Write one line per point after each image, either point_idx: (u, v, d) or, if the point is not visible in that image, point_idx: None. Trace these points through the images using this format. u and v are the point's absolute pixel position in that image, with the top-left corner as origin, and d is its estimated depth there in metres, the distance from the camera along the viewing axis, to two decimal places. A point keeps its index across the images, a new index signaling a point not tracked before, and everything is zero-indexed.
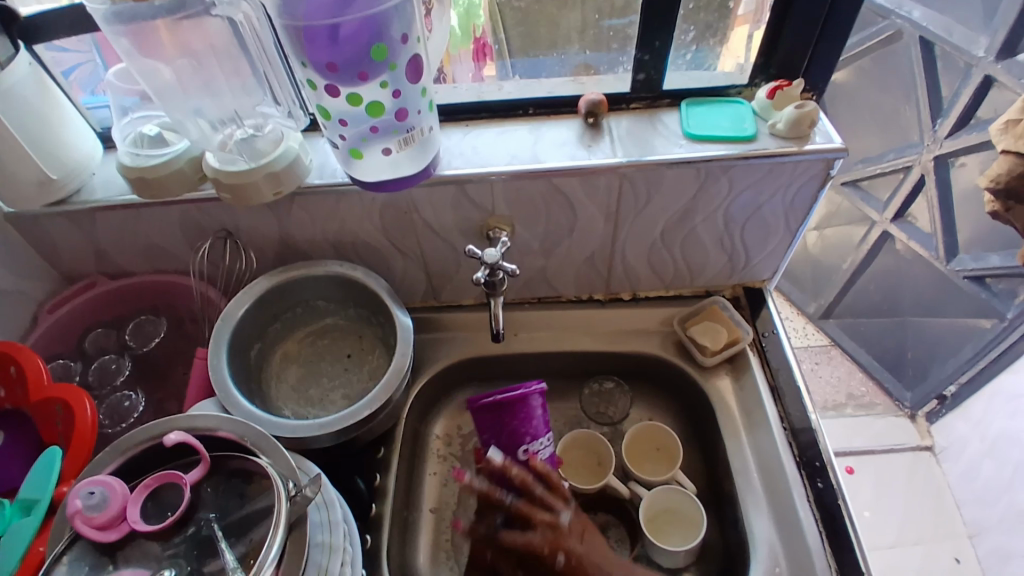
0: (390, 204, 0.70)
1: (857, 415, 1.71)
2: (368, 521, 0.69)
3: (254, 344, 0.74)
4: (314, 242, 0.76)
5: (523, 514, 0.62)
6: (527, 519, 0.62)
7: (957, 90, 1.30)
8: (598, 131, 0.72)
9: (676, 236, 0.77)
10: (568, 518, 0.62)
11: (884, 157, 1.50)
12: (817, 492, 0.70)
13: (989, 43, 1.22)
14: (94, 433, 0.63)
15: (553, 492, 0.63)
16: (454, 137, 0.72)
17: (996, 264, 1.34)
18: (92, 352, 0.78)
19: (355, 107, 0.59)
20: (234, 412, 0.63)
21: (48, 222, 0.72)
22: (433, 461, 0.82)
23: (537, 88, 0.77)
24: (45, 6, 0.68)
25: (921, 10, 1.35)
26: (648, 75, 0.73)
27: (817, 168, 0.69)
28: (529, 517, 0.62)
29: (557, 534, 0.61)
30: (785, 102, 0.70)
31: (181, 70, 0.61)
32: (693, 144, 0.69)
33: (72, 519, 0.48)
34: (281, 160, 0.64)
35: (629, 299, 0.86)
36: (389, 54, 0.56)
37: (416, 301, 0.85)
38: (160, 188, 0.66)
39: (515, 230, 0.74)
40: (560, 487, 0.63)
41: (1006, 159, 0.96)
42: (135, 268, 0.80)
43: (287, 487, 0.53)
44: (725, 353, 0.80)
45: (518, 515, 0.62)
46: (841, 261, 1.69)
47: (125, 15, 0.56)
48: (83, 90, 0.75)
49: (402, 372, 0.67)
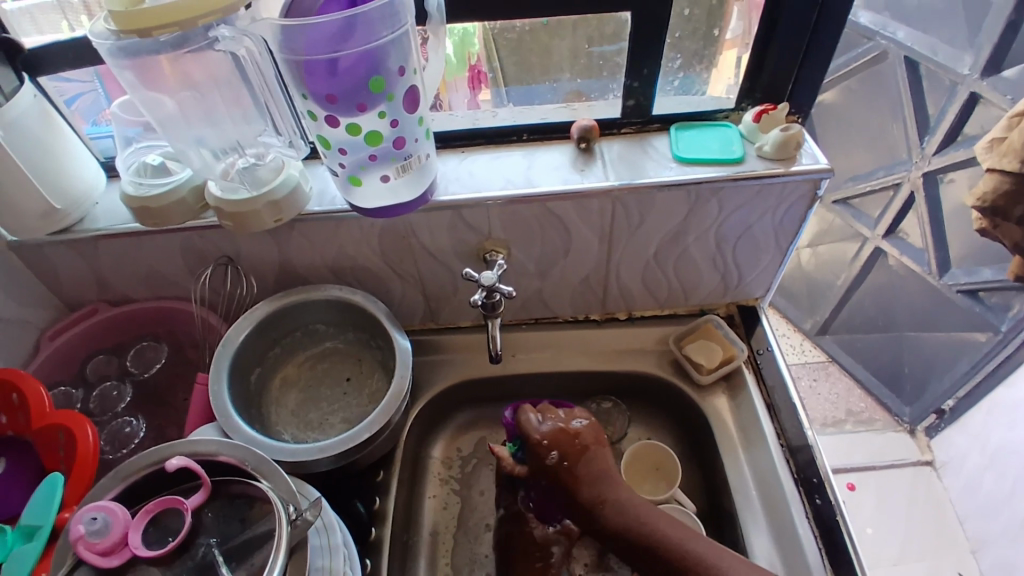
0: (388, 229, 0.71)
1: (857, 430, 1.71)
2: (368, 545, 0.69)
3: (254, 368, 0.75)
4: (313, 267, 0.77)
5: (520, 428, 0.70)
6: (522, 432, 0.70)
7: (944, 108, 1.33)
8: (591, 155, 0.74)
9: (669, 256, 0.78)
10: (580, 426, 0.69)
11: (874, 174, 1.53)
12: (815, 509, 0.71)
13: (974, 62, 1.25)
14: (96, 461, 0.63)
15: (553, 413, 0.71)
16: (450, 163, 0.74)
17: (989, 278, 1.36)
18: (94, 379, 0.79)
19: (354, 136, 0.61)
20: (234, 437, 0.64)
21: (51, 251, 0.74)
22: (433, 484, 0.83)
23: (531, 115, 0.79)
24: (47, 37, 0.70)
25: (905, 30, 1.37)
26: (638, 101, 0.76)
27: (804, 188, 0.71)
28: (530, 435, 0.69)
29: (554, 434, 0.68)
30: (771, 126, 0.72)
31: (184, 102, 0.63)
32: (683, 167, 0.71)
33: (75, 544, 0.49)
34: (282, 188, 0.65)
35: (625, 318, 0.87)
36: (386, 86, 0.58)
37: (414, 324, 0.86)
38: (161, 216, 0.67)
39: (511, 253, 0.76)
40: (565, 411, 0.72)
41: (990, 177, 0.99)
42: (136, 295, 0.81)
43: (289, 510, 0.53)
44: (720, 371, 0.81)
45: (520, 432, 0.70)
46: (836, 277, 1.71)
47: (130, 50, 0.57)
48: (85, 119, 0.77)
49: (401, 394, 0.68)
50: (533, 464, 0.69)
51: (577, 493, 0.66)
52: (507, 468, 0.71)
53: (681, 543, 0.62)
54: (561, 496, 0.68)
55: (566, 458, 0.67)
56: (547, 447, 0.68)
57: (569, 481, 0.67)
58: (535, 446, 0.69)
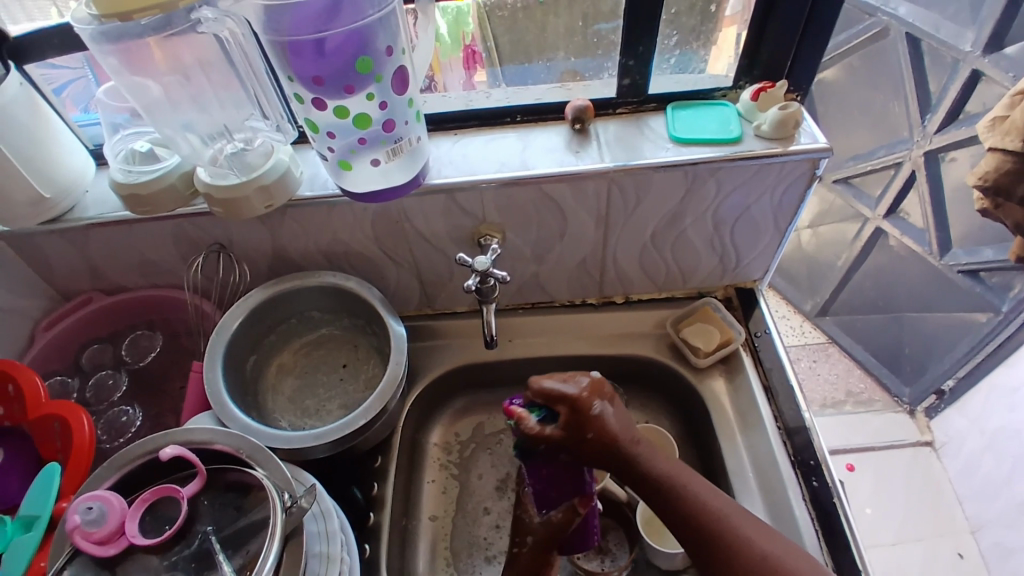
0: (381, 214, 0.71)
1: (856, 411, 1.71)
2: (365, 531, 0.70)
3: (249, 356, 0.74)
4: (306, 253, 0.76)
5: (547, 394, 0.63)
6: (556, 397, 0.63)
7: (945, 86, 1.31)
8: (586, 136, 0.73)
9: (666, 239, 0.77)
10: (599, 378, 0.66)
11: (875, 153, 1.51)
12: (811, 491, 0.71)
13: (976, 38, 1.23)
14: (93, 450, 0.63)
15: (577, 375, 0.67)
16: (443, 145, 0.73)
17: (990, 258, 1.35)
18: (89, 368, 0.78)
19: (342, 119, 0.60)
20: (229, 425, 0.63)
21: (41, 240, 0.73)
22: (431, 469, 0.83)
23: (525, 95, 0.77)
24: (36, 24, 0.69)
25: (907, 6, 1.35)
26: (633, 80, 0.74)
27: (804, 168, 0.70)
28: (567, 395, 0.63)
29: (593, 385, 0.64)
30: (769, 104, 0.71)
31: (170, 87, 0.62)
32: (679, 147, 0.69)
33: (71, 534, 0.48)
34: (272, 173, 0.64)
35: (622, 301, 0.87)
36: (374, 66, 0.57)
37: (410, 309, 0.86)
38: (152, 203, 0.66)
39: (506, 236, 0.75)
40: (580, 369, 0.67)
41: (992, 156, 0.97)
42: (130, 283, 0.80)
43: (283, 498, 0.53)
44: (717, 353, 0.80)
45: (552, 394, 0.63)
46: (836, 258, 1.71)
47: (113, 34, 0.55)
48: (75, 107, 0.76)
49: (397, 381, 0.67)
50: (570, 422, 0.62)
51: (617, 445, 0.62)
52: (530, 431, 0.63)
53: (719, 505, 0.59)
54: (604, 452, 0.62)
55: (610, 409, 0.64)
56: (590, 398, 0.63)
57: (613, 433, 0.62)
58: (576, 400, 0.63)
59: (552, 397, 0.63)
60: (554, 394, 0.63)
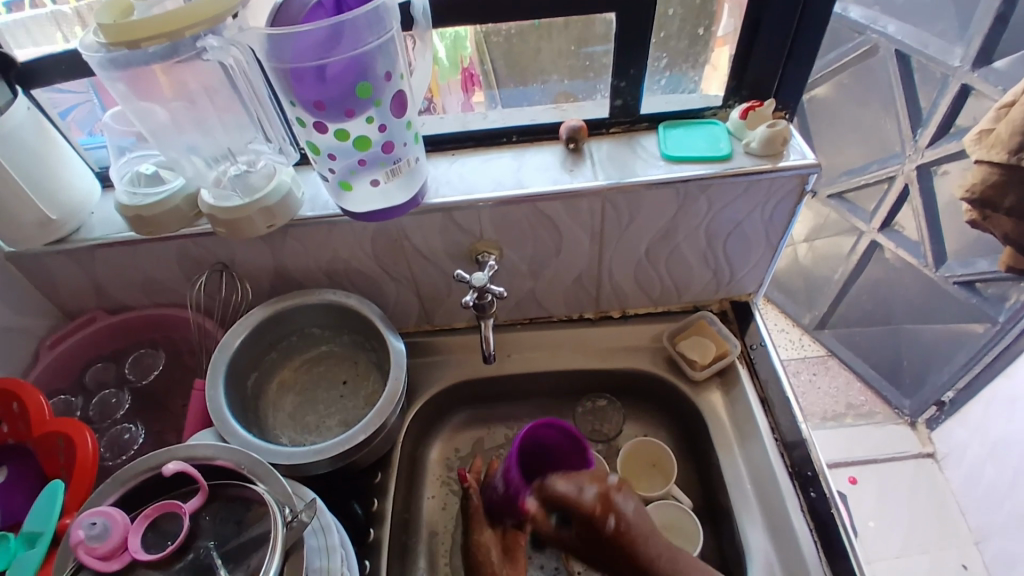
0: (380, 233, 0.72)
1: (857, 424, 1.72)
2: (366, 547, 0.70)
3: (251, 373, 0.76)
4: (307, 272, 0.78)
5: (558, 497, 0.68)
6: (568, 502, 0.68)
7: (935, 101, 1.33)
8: (580, 155, 0.75)
9: (661, 253, 0.79)
10: (614, 479, 0.69)
11: (868, 168, 1.53)
12: (809, 502, 0.72)
13: (965, 53, 1.25)
14: (95, 464, 0.64)
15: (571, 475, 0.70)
16: (441, 165, 0.75)
17: (985, 269, 1.36)
18: (93, 387, 0.80)
19: (343, 141, 0.61)
20: (231, 441, 0.64)
21: (47, 260, 0.74)
22: (431, 485, 0.83)
23: (520, 116, 0.80)
24: (41, 48, 0.71)
25: (896, 23, 1.37)
26: (625, 101, 0.76)
27: (792, 184, 0.71)
28: (573, 501, 0.67)
29: (603, 498, 0.67)
30: (759, 121, 0.73)
31: (175, 112, 0.64)
32: (671, 165, 0.71)
33: (75, 549, 0.49)
34: (274, 195, 0.66)
35: (618, 316, 0.88)
36: (374, 91, 0.58)
37: (409, 326, 0.87)
38: (157, 225, 0.68)
39: (503, 253, 0.77)
40: (597, 471, 0.70)
41: (978, 168, 0.99)
42: (133, 302, 0.82)
43: (284, 512, 0.54)
44: (713, 366, 0.82)
45: (561, 501, 0.68)
46: (833, 271, 1.72)
47: (120, 61, 0.57)
48: (81, 131, 0.78)
49: (396, 396, 0.68)
50: (585, 531, 0.67)
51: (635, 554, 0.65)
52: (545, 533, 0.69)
53: None
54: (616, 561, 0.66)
55: (622, 518, 0.66)
56: (603, 511, 0.67)
57: (631, 540, 0.65)
58: (588, 511, 0.67)
59: (563, 502, 0.68)
60: (558, 497, 0.68)
